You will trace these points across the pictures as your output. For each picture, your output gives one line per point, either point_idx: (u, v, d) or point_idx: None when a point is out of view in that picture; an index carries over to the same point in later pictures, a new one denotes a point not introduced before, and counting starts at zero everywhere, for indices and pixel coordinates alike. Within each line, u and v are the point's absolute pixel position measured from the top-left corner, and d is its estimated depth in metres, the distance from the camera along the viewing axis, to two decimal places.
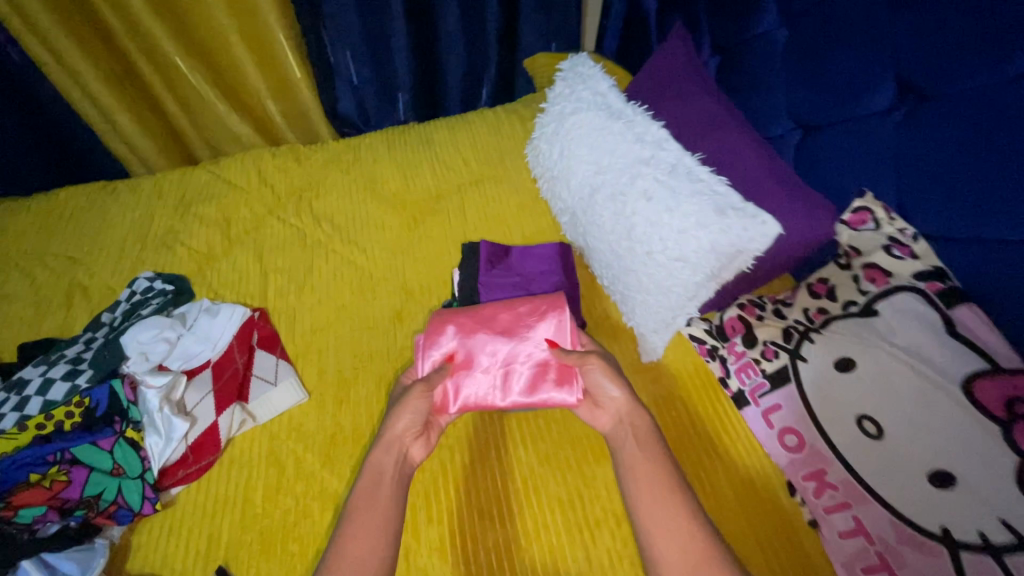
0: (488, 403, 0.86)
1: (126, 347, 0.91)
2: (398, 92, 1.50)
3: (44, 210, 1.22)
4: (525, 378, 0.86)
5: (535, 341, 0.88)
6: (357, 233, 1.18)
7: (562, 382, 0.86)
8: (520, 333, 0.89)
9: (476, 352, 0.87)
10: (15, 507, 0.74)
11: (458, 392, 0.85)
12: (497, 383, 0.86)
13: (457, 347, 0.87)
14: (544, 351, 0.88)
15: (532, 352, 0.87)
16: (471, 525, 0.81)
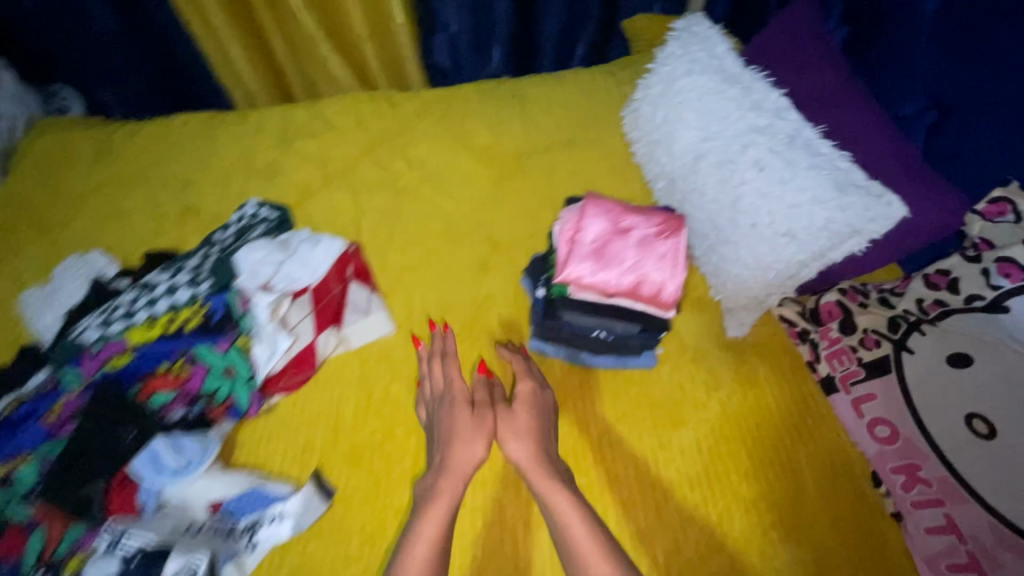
0: (603, 284, 0.77)
1: (238, 264, 0.97)
2: (494, 46, 1.48)
3: (160, 134, 1.28)
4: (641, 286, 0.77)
5: (654, 257, 0.77)
6: (446, 182, 1.20)
7: (664, 295, 0.78)
8: (649, 247, 0.77)
9: (606, 243, 0.77)
10: (148, 391, 0.82)
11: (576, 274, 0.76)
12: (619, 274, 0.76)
13: (592, 231, 0.78)
14: (661, 265, 0.77)
15: (653, 264, 0.77)
16: (471, 566, 0.77)
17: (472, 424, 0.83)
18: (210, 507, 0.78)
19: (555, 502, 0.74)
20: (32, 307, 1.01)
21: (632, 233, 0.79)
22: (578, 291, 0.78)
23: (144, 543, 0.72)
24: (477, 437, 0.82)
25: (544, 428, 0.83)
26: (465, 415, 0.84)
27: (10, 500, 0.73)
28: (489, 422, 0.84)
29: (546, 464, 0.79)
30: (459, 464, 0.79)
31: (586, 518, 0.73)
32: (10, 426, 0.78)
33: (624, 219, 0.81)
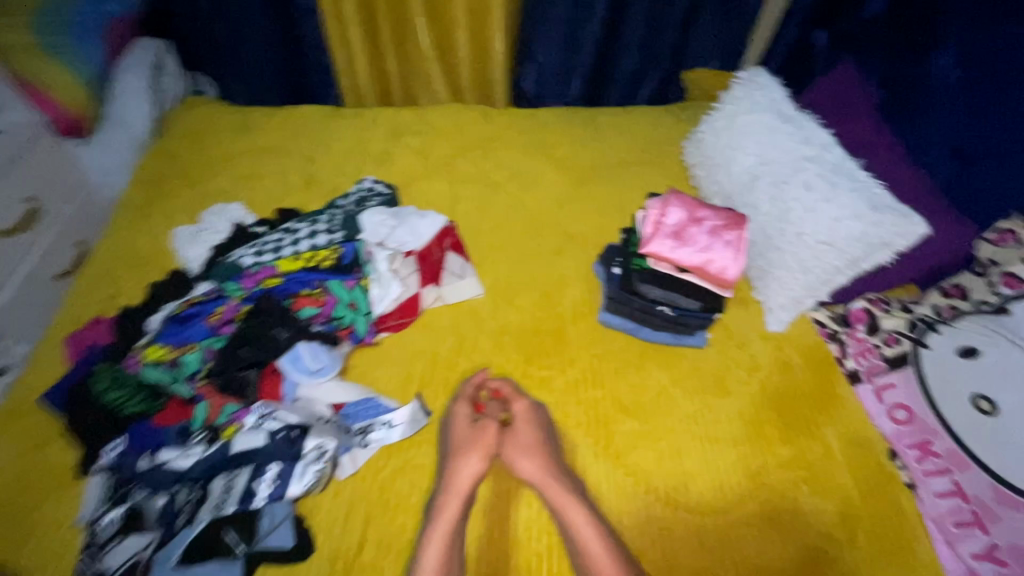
0: (676, 258, 1.02)
1: (363, 223, 1.18)
2: (574, 79, 1.73)
3: (289, 119, 1.52)
4: (707, 265, 1.01)
5: (720, 244, 1.01)
6: (530, 182, 1.41)
7: (725, 275, 1.01)
8: (718, 236, 1.02)
9: (682, 228, 1.04)
10: (298, 304, 1.00)
11: (656, 249, 1.03)
12: (691, 252, 1.02)
13: (673, 218, 1.04)
14: (726, 250, 1.01)
15: (719, 249, 1.01)
16: None
17: (473, 436, 0.89)
18: (331, 407, 0.93)
19: (570, 513, 0.81)
20: (181, 240, 1.19)
21: (704, 223, 1.04)
22: (656, 262, 1.06)
23: (287, 423, 0.87)
24: (481, 445, 0.88)
25: (545, 442, 0.90)
26: (464, 426, 0.91)
27: (177, 378, 0.91)
28: (490, 432, 0.90)
29: (556, 475, 0.85)
30: (461, 482, 0.84)
31: (595, 524, 0.80)
32: (182, 320, 0.96)
33: (700, 211, 1.06)
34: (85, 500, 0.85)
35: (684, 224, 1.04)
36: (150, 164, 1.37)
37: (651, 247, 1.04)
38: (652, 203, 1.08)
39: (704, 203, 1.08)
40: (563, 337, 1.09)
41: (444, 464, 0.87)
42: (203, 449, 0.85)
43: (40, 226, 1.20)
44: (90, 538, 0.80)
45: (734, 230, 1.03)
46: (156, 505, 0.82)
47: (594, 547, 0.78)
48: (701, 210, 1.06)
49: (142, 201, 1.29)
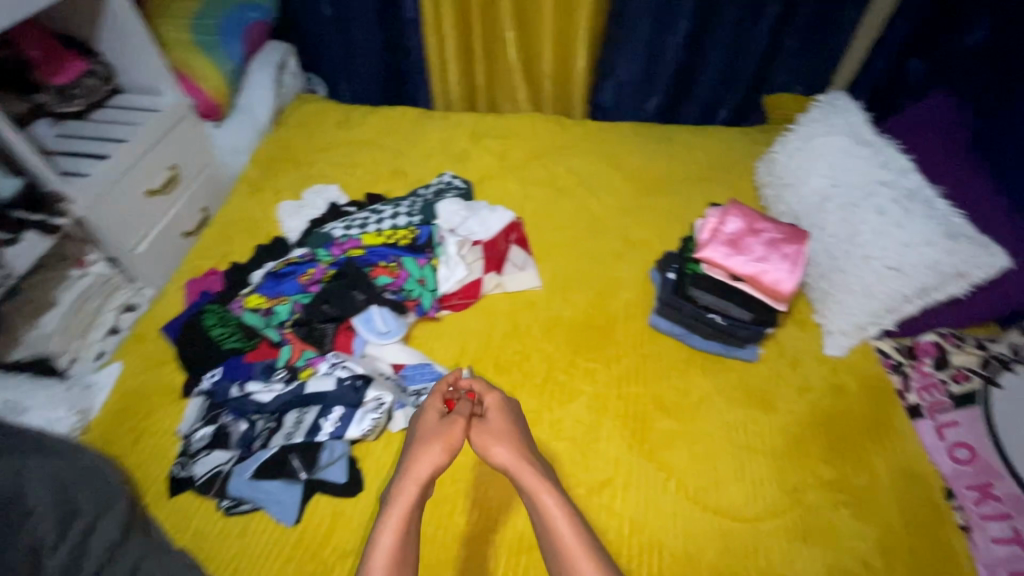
0: (729, 264, 1.04)
1: (439, 211, 1.30)
2: (653, 96, 1.78)
3: (385, 117, 1.69)
4: (761, 275, 1.03)
5: (776, 256, 1.03)
6: (597, 189, 1.47)
7: (779, 287, 1.02)
8: (775, 248, 1.04)
9: (738, 237, 1.07)
10: (376, 273, 1.13)
11: (710, 253, 1.06)
12: (745, 260, 1.04)
13: (730, 227, 1.08)
14: (781, 263, 1.02)
15: (774, 260, 1.03)
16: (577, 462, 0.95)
17: (439, 426, 0.82)
18: (393, 367, 1.04)
19: (543, 502, 0.75)
20: (285, 213, 1.37)
21: (762, 234, 1.07)
22: (710, 269, 1.09)
23: (354, 372, 0.99)
24: (446, 438, 0.80)
25: (518, 433, 0.83)
26: (434, 417, 0.84)
27: (269, 324, 1.05)
28: (458, 426, 0.82)
29: (530, 462, 0.79)
30: (422, 469, 0.77)
31: (571, 517, 0.74)
32: (278, 277, 1.11)
33: (759, 223, 1.10)
34: (184, 416, 1.00)
35: (740, 235, 1.07)
36: (266, 147, 1.57)
37: (704, 252, 1.07)
38: (711, 213, 1.13)
39: (764, 219, 1.11)
40: (612, 333, 1.13)
41: (406, 452, 0.81)
42: (282, 386, 0.98)
43: (176, 190, 1.42)
44: (185, 447, 0.95)
45: (791, 245, 1.05)
46: (237, 429, 0.96)
47: (571, 540, 0.72)
48: (759, 224, 1.09)
49: (256, 177, 1.49)
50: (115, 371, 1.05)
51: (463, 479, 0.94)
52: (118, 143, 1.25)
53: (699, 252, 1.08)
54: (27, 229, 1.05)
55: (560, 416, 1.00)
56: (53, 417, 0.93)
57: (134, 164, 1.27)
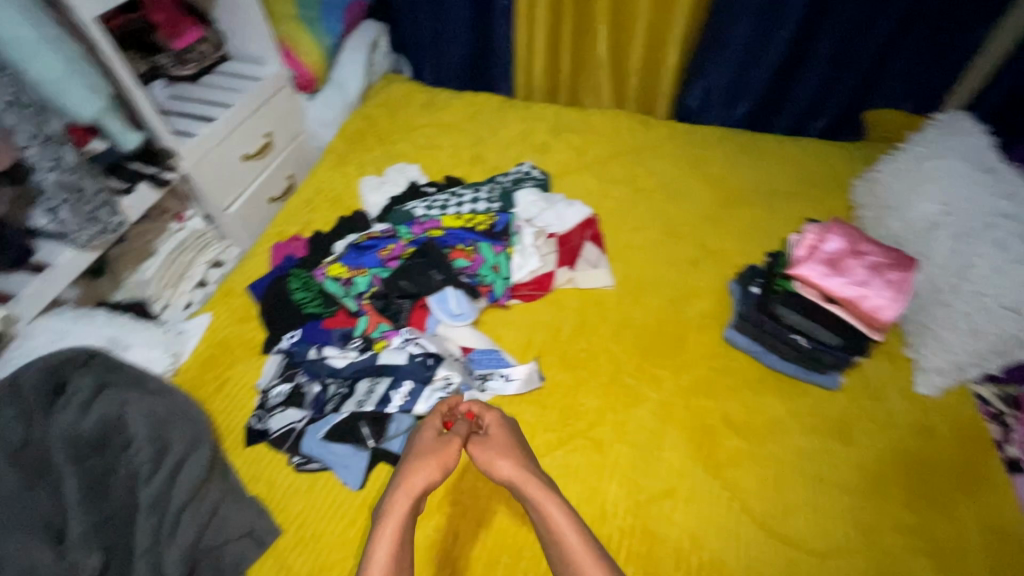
0: (825, 284, 0.99)
1: (517, 200, 1.30)
2: (743, 102, 1.70)
3: (468, 103, 1.70)
4: (860, 300, 0.97)
5: (879, 281, 0.97)
6: (677, 193, 1.43)
7: (879, 314, 0.95)
8: (878, 272, 0.97)
9: (838, 257, 1.01)
10: (454, 256, 1.14)
11: (805, 269, 1.01)
12: (844, 281, 0.98)
13: (829, 244, 1.02)
14: (884, 288, 0.96)
15: (877, 285, 0.96)
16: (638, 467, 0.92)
17: (436, 445, 0.83)
18: (462, 349, 1.05)
19: (547, 508, 0.74)
20: (367, 188, 1.41)
21: (867, 257, 1.00)
22: (802, 287, 1.03)
23: (425, 350, 1.01)
24: (442, 457, 0.80)
25: (517, 448, 0.83)
26: (431, 436, 0.85)
27: (348, 294, 1.08)
28: (454, 444, 0.83)
29: (532, 471, 0.79)
30: (419, 483, 0.77)
31: (576, 522, 0.73)
32: (360, 249, 1.14)
33: (863, 245, 1.03)
34: (264, 371, 1.05)
35: (840, 254, 1.01)
36: (353, 123, 1.62)
37: (798, 267, 1.02)
38: (809, 228, 1.07)
39: (867, 241, 1.04)
40: (684, 343, 1.10)
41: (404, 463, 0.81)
42: (356, 354, 1.02)
43: (268, 156, 1.48)
44: (263, 400, 1.00)
45: (898, 271, 0.98)
46: (312, 390, 1.00)
47: (580, 550, 0.70)
48: (863, 245, 1.02)
49: (342, 151, 1.55)
50: (204, 322, 1.12)
51: None
52: (222, 107, 1.32)
53: (792, 267, 1.03)
54: (138, 180, 1.10)
55: (625, 419, 0.99)
56: (149, 357, 1.00)
57: (235, 129, 1.34)
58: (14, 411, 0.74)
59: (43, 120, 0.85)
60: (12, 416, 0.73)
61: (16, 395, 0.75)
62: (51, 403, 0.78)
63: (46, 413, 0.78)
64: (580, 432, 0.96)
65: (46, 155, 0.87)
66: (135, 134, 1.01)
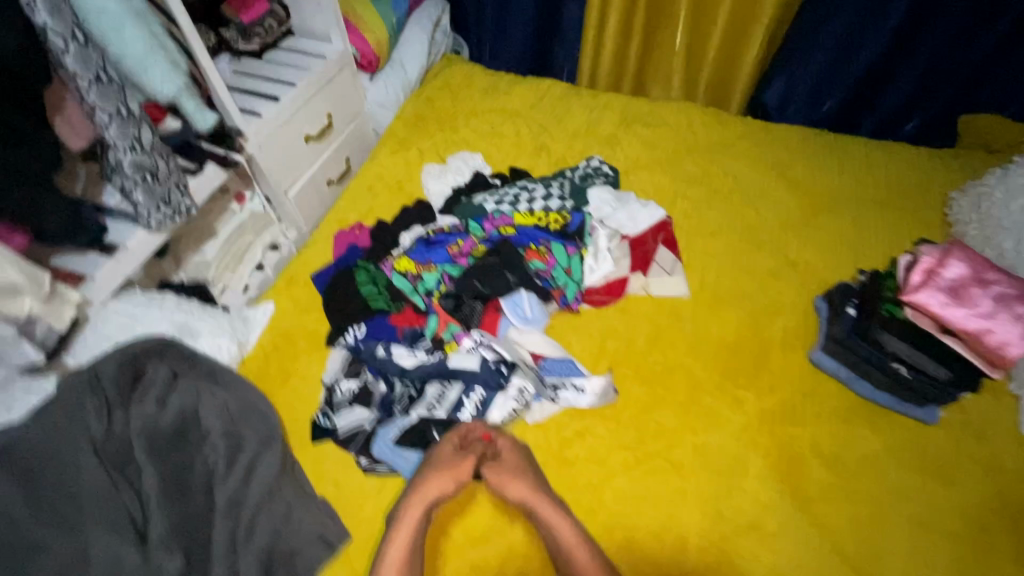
0: (943, 313, 0.95)
1: (590, 198, 1.24)
2: (827, 100, 1.59)
3: (531, 89, 1.62)
4: (983, 333, 0.92)
5: (1004, 314, 0.92)
6: (755, 197, 1.34)
7: (1004, 350, 0.90)
8: (1004, 305, 0.93)
9: (957, 285, 0.96)
10: (530, 256, 1.08)
11: (921, 295, 0.96)
12: (964, 312, 0.94)
13: (947, 270, 0.98)
14: (1011, 323, 0.91)
15: (1002, 319, 0.92)
16: (718, 496, 0.89)
17: (451, 459, 0.84)
18: (533, 356, 1.01)
19: (558, 531, 0.77)
20: (429, 175, 1.35)
21: (992, 287, 0.95)
22: (914, 315, 0.97)
23: (499, 356, 0.97)
24: (456, 470, 0.82)
25: (529, 469, 0.84)
26: (446, 449, 0.85)
27: (416, 291, 1.05)
28: (468, 461, 0.83)
29: (544, 494, 0.81)
30: (432, 493, 0.80)
31: (586, 546, 0.76)
32: (429, 243, 1.09)
33: (984, 274, 0.98)
34: (328, 365, 1.02)
35: (959, 282, 0.97)
36: (413, 106, 1.56)
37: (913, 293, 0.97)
38: (923, 251, 1.03)
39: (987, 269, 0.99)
40: (767, 363, 1.04)
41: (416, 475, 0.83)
42: (426, 355, 0.98)
43: (328, 137, 1.44)
44: (328, 397, 0.97)
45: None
46: (378, 390, 0.98)
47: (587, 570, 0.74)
48: (984, 274, 0.97)
49: (403, 135, 1.49)
50: (268, 310, 1.09)
51: (596, 491, 0.90)
52: (287, 86, 1.27)
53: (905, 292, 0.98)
54: (207, 159, 1.06)
55: (706, 442, 0.95)
56: (217, 346, 0.97)
57: (298, 108, 1.29)
58: (96, 402, 0.73)
59: (124, 99, 0.81)
60: (94, 405, 0.72)
61: (95, 385, 0.74)
62: (129, 392, 0.77)
63: (124, 403, 0.76)
64: (657, 454, 0.93)
65: (124, 135, 0.83)
66: (211, 113, 0.96)
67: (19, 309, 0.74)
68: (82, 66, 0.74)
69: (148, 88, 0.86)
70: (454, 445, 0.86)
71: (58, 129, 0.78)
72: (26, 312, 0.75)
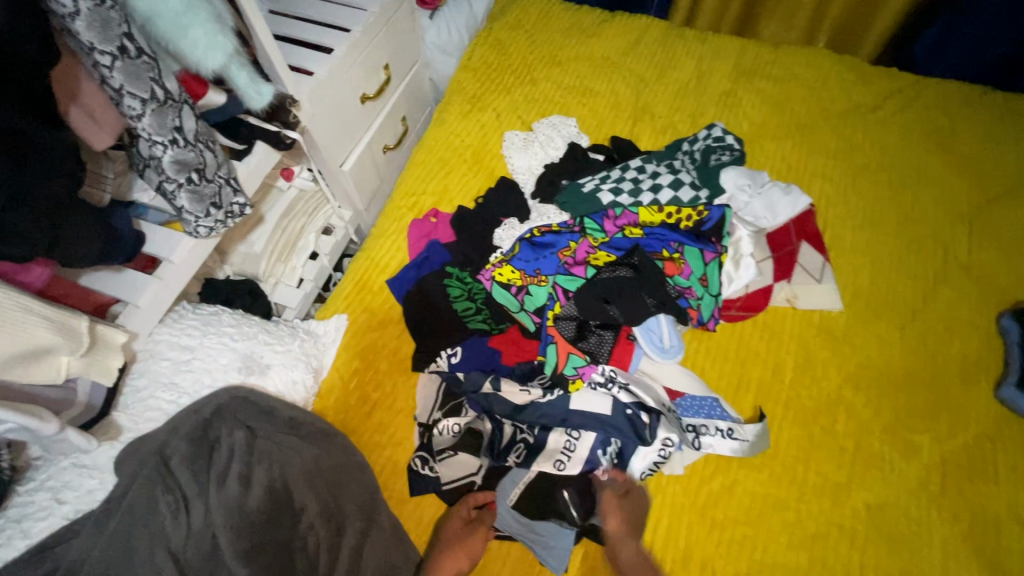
0: None
1: (724, 182, 1.03)
2: (995, 48, 1.29)
3: (625, 28, 1.32)
4: None
5: None
6: (912, 176, 1.10)
7: None
8: None
9: None
10: (670, 269, 0.90)
11: None
12: None
13: None
14: None
15: None
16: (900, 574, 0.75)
17: (461, 536, 0.73)
18: (668, 393, 0.85)
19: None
20: (511, 145, 1.10)
21: None
22: None
23: (639, 400, 0.81)
24: (465, 550, 0.71)
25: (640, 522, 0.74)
26: (455, 523, 0.74)
27: (523, 308, 0.89)
28: (480, 536, 0.72)
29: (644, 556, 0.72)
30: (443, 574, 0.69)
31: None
32: (535, 247, 0.91)
33: None
34: (419, 399, 0.85)
35: None
36: (480, 50, 1.27)
37: None
38: None
39: None
40: (945, 400, 0.86)
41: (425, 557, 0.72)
42: (542, 394, 0.83)
43: (385, 95, 1.18)
44: (426, 440, 0.81)
45: None
46: (485, 429, 0.81)
47: None
48: None
49: (475, 90, 1.20)
50: (342, 324, 0.88)
51: (755, 564, 0.75)
52: (339, 32, 1.00)
53: None
54: (256, 138, 0.84)
55: (879, 501, 0.79)
56: (291, 381, 0.78)
57: (355, 61, 1.02)
58: (170, 498, 0.63)
59: (158, 76, 0.59)
60: (168, 504, 0.63)
61: (166, 474, 0.64)
62: (207, 476, 0.66)
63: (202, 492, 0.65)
64: (823, 518, 0.78)
65: (162, 125, 0.61)
66: (266, 85, 0.74)
67: (54, 372, 0.56)
68: (100, 35, 0.52)
69: (187, 56, 0.64)
70: (463, 517, 0.75)
71: (74, 122, 0.56)
72: (64, 373, 0.57)
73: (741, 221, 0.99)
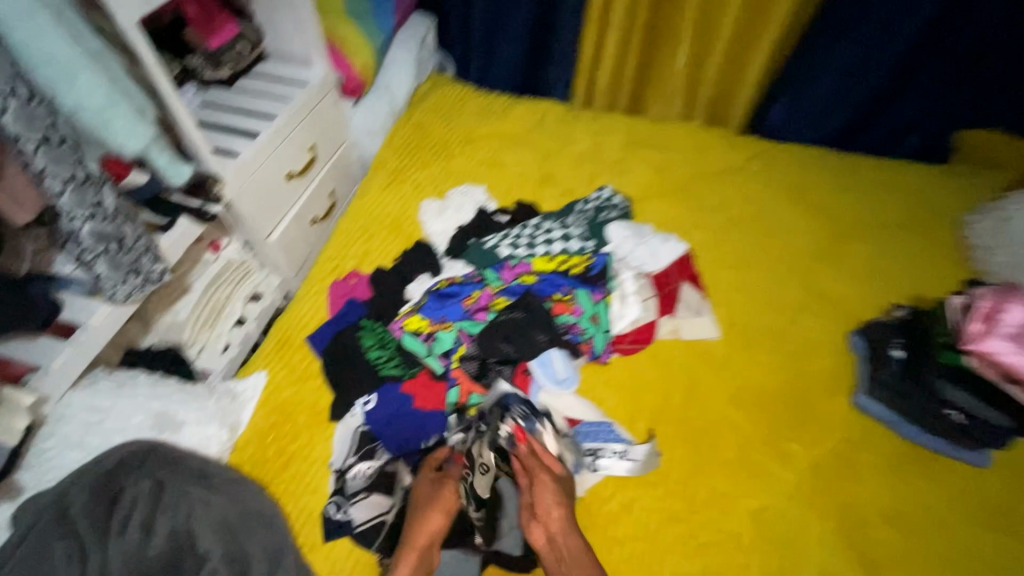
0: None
1: (610, 234, 1.18)
2: (831, 120, 1.57)
3: (528, 109, 1.52)
4: None
5: None
6: (773, 223, 1.29)
7: None
8: None
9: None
10: (558, 309, 1.04)
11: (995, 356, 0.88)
12: None
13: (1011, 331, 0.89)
14: None
15: None
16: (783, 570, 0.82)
17: (431, 492, 0.82)
18: (567, 422, 0.94)
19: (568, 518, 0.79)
20: (426, 212, 1.23)
21: None
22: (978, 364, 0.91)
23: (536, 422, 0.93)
24: (440, 503, 0.80)
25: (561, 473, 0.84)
26: (425, 483, 0.83)
27: (431, 352, 0.98)
28: (451, 488, 0.82)
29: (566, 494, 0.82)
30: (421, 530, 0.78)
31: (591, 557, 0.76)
32: (441, 296, 1.03)
33: None
34: (336, 446, 0.89)
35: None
36: (401, 131, 1.43)
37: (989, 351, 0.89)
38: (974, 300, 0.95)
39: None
40: (812, 411, 0.98)
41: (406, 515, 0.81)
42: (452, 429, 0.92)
43: (312, 172, 1.30)
44: (340, 484, 0.85)
45: None
46: (398, 471, 0.88)
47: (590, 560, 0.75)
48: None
49: (395, 165, 1.34)
50: (261, 381, 0.92)
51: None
52: (265, 119, 1.13)
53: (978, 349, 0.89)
54: (177, 212, 0.93)
55: (761, 506, 0.88)
56: (205, 437, 0.81)
57: (280, 144, 1.15)
58: (67, 546, 0.67)
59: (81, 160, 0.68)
60: (64, 554, 0.66)
61: (63, 526, 0.68)
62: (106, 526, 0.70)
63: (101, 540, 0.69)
64: (712, 527, 0.85)
65: (81, 202, 0.69)
66: (186, 166, 0.84)
67: None
68: (26, 125, 0.61)
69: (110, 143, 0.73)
70: (431, 476, 0.84)
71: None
72: None
73: (626, 264, 1.14)
